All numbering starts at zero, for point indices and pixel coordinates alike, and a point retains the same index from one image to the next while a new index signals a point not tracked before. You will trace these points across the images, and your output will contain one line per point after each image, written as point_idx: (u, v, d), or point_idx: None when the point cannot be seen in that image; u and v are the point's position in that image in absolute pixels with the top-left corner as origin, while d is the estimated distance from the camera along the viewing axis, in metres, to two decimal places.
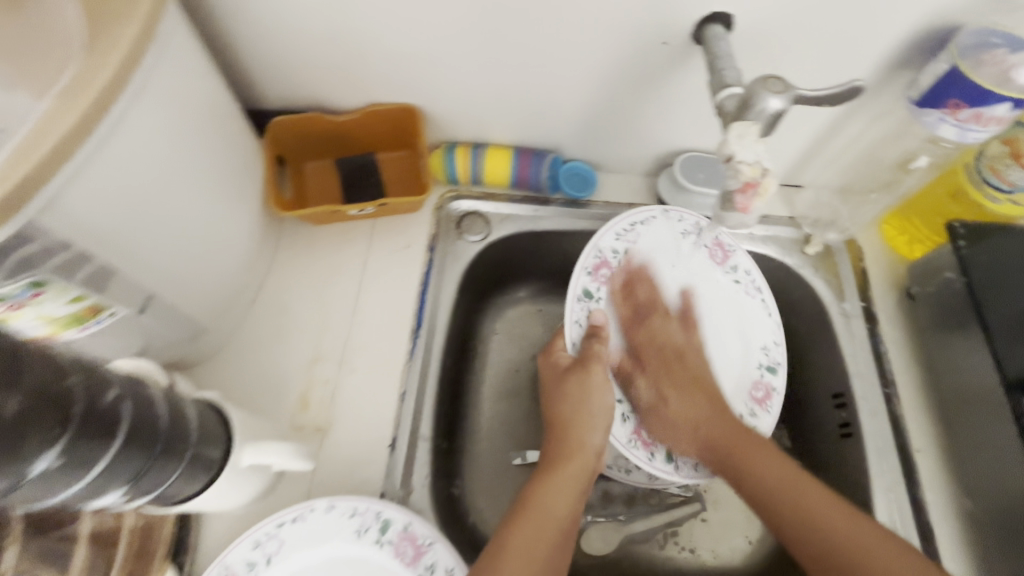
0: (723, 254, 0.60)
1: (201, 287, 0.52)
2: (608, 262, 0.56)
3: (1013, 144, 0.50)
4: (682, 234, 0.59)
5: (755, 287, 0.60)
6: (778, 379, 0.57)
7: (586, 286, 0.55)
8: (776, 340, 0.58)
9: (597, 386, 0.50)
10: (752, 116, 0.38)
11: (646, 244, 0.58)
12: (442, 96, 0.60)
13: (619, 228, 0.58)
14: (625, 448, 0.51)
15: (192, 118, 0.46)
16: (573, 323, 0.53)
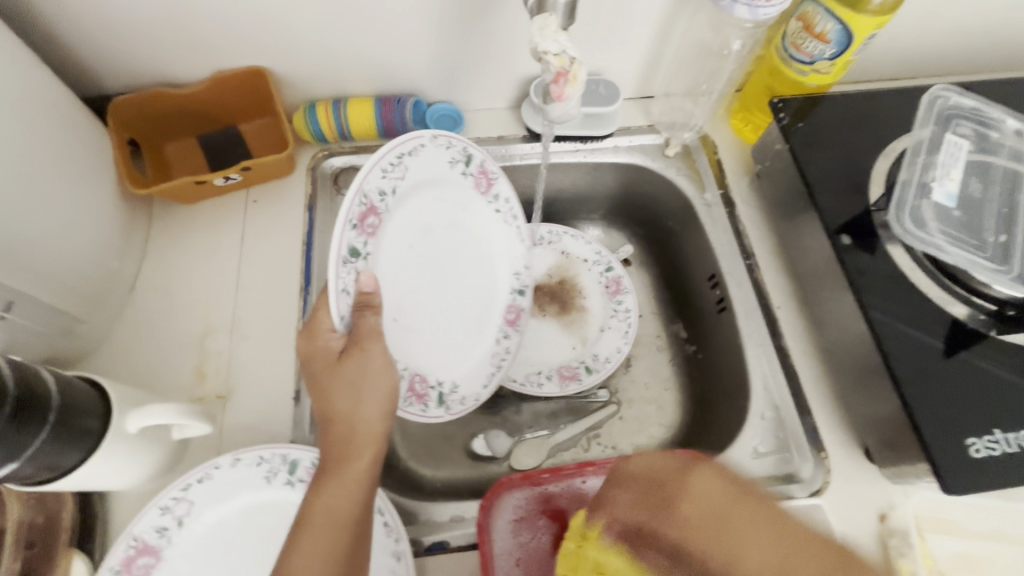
0: (487, 184, 0.60)
1: (68, 280, 0.50)
2: (374, 207, 0.48)
3: (805, 19, 0.56)
4: (449, 163, 0.55)
5: (513, 215, 0.62)
6: (526, 301, 0.62)
7: (352, 243, 0.46)
8: (527, 264, 0.63)
9: (376, 364, 0.43)
10: (549, 8, 0.41)
11: (413, 178, 0.52)
12: (288, 53, 0.60)
13: (386, 163, 0.49)
14: (399, 408, 0.51)
15: (4, 96, 0.44)
16: (340, 293, 0.44)
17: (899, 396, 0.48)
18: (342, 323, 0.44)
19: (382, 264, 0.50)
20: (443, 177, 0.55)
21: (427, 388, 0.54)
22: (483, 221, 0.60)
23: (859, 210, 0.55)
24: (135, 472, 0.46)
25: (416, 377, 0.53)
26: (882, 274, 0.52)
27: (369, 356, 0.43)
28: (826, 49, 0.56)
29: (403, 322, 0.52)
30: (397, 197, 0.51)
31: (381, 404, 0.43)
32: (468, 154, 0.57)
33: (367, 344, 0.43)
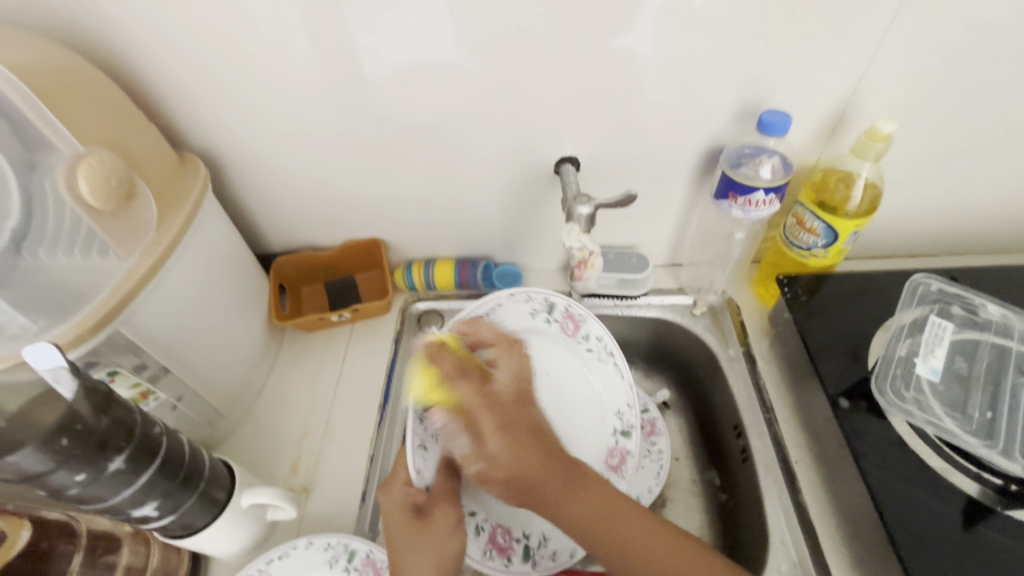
0: (575, 326, 0.71)
1: (220, 382, 0.69)
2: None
3: (798, 216, 0.69)
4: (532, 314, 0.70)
5: (608, 352, 0.71)
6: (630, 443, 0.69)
7: (427, 402, 0.61)
8: (628, 404, 0.70)
9: (442, 533, 0.52)
10: (575, 219, 0.58)
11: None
12: (399, 229, 0.84)
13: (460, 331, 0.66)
14: (480, 561, 0.59)
15: (220, 260, 0.67)
16: (416, 450, 0.57)
17: (900, 560, 0.50)
18: (417, 478, 0.56)
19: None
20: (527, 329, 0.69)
21: (511, 541, 0.62)
22: (572, 364, 0.71)
23: (857, 377, 0.62)
24: (237, 540, 0.59)
25: (498, 528, 0.63)
26: (881, 439, 0.57)
27: (437, 517, 0.53)
28: (818, 240, 0.68)
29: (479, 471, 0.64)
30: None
31: (434, 560, 0.50)
32: (550, 304, 0.71)
33: (441, 505, 0.54)
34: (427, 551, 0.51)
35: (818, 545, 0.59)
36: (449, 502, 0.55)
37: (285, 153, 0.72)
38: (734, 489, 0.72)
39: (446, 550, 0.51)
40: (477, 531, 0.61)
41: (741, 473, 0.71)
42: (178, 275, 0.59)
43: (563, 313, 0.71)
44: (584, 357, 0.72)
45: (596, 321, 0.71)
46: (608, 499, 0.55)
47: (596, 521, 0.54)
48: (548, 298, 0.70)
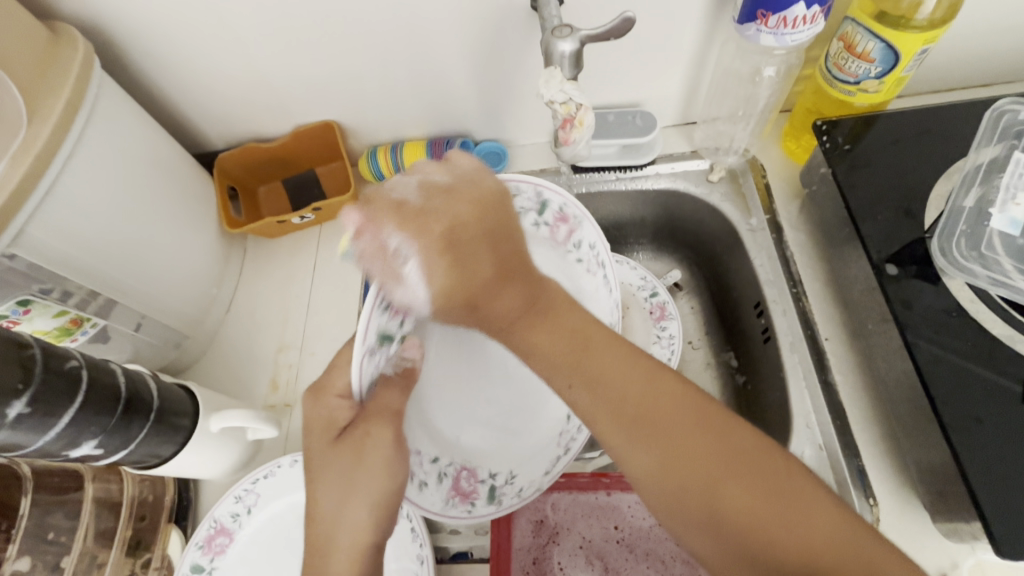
0: (567, 232, 0.56)
1: (176, 302, 0.62)
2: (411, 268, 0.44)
3: (846, 39, 0.53)
4: None
5: (598, 263, 0.57)
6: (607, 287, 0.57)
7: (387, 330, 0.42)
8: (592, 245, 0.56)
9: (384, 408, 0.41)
10: (555, 62, 0.45)
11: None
12: (354, 109, 0.70)
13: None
14: (441, 514, 0.47)
15: (137, 159, 0.56)
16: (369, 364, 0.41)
17: (946, 439, 0.44)
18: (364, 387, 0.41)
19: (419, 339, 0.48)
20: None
21: (476, 484, 0.50)
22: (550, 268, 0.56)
23: (908, 240, 0.51)
24: (217, 463, 0.55)
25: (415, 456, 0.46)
26: (934, 308, 0.48)
27: (371, 435, 0.40)
28: (871, 68, 0.53)
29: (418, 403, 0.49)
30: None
31: (380, 504, 0.39)
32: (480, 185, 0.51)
33: (378, 417, 0.41)
34: (360, 496, 0.39)
35: (847, 426, 0.53)
36: (404, 393, 0.42)
37: (187, 21, 0.57)
38: (753, 370, 0.66)
39: (391, 483, 0.40)
40: (438, 479, 0.48)
41: (761, 353, 0.64)
42: (77, 178, 0.49)
43: (556, 214, 0.54)
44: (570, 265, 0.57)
45: (594, 224, 0.55)
46: (587, 323, 0.42)
47: (567, 349, 0.40)
48: (541, 191, 0.52)
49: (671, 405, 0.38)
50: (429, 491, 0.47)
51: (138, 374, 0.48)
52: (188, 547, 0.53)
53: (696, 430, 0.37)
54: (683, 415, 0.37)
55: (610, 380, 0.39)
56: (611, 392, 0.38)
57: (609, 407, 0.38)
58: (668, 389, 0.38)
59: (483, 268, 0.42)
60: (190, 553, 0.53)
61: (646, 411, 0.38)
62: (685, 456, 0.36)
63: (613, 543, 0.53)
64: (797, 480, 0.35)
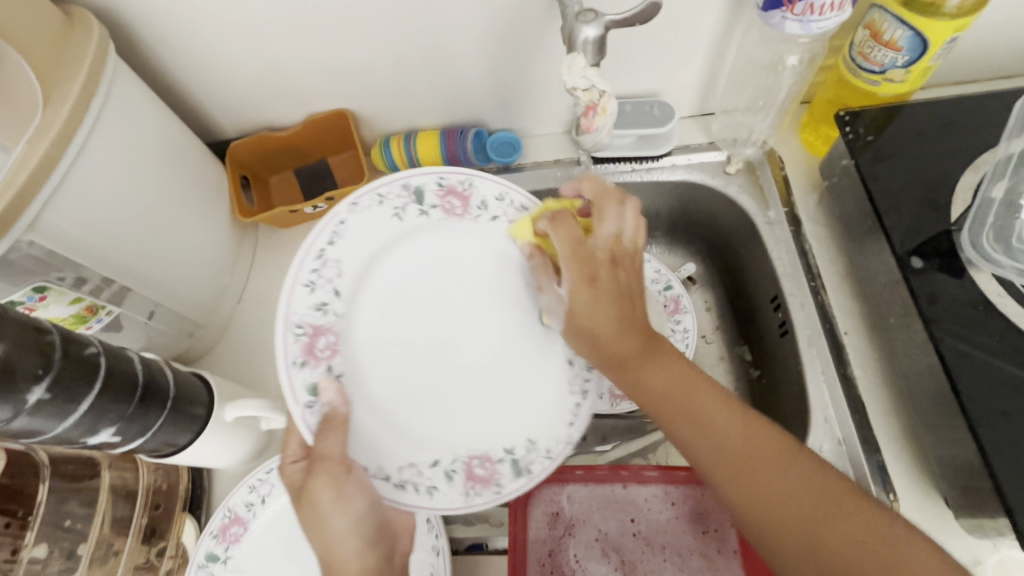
0: (462, 199, 0.54)
1: (190, 291, 0.61)
2: (318, 327, 0.47)
3: (872, 27, 0.52)
4: (394, 215, 0.52)
5: (516, 209, 0.55)
6: (592, 294, 0.54)
7: (307, 381, 0.45)
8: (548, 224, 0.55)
9: (328, 459, 0.42)
10: (579, 48, 0.43)
11: (351, 266, 0.49)
12: (368, 97, 0.69)
13: (308, 275, 0.47)
14: (466, 507, 0.46)
15: (151, 146, 0.56)
16: (305, 409, 0.44)
17: (972, 436, 0.43)
18: (309, 434, 0.44)
19: (362, 369, 0.48)
20: (389, 234, 0.51)
21: (494, 466, 0.48)
22: (475, 241, 0.55)
23: (933, 232, 0.50)
24: (231, 452, 0.55)
25: (410, 469, 0.47)
26: (961, 302, 0.47)
27: (315, 487, 0.41)
28: (898, 57, 0.52)
29: (398, 423, 0.48)
30: (343, 297, 0.48)
31: (363, 535, 0.42)
32: (416, 190, 0.53)
33: (320, 468, 0.42)
34: (340, 540, 0.42)
35: (866, 421, 0.53)
36: (343, 433, 0.43)
37: (202, 6, 0.56)
38: (769, 364, 0.65)
39: (353, 514, 0.42)
40: (448, 479, 0.47)
41: (777, 347, 0.64)
42: (92, 164, 0.48)
43: (438, 191, 0.54)
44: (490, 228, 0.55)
45: (484, 178, 0.55)
46: (683, 382, 0.46)
47: (676, 385, 0.46)
48: (406, 182, 0.53)
49: (781, 454, 0.42)
50: (441, 494, 0.46)
51: (155, 361, 0.48)
52: (203, 536, 0.53)
53: (788, 477, 0.42)
54: (789, 467, 0.42)
55: (705, 420, 0.44)
56: (706, 433, 0.44)
57: (701, 445, 0.44)
58: (771, 437, 0.43)
59: (605, 322, 0.47)
60: (205, 542, 0.53)
61: (751, 460, 0.42)
62: (779, 501, 0.41)
63: (630, 536, 0.53)
64: (884, 525, 0.39)
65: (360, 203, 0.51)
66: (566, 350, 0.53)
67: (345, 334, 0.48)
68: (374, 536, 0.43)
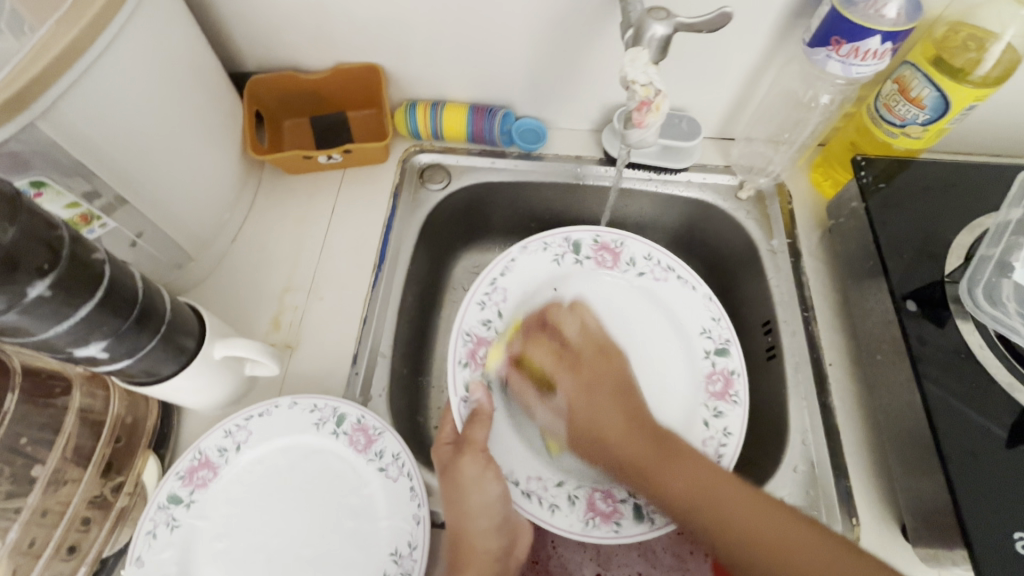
0: (614, 255, 0.65)
1: (194, 219, 0.59)
2: (481, 338, 0.60)
3: (901, 82, 0.55)
4: (555, 260, 0.65)
5: (663, 268, 0.64)
6: (731, 361, 0.59)
7: (465, 379, 0.57)
8: (715, 317, 0.61)
9: (474, 451, 0.51)
10: (644, 43, 0.45)
11: (513, 294, 0.63)
12: (404, 56, 0.68)
13: (481, 296, 0.62)
14: (583, 533, 0.51)
15: (180, 60, 0.53)
16: (460, 402, 0.55)
17: (943, 470, 0.46)
18: (461, 423, 0.54)
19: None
20: (549, 273, 0.64)
21: (614, 505, 0.53)
22: (625, 292, 0.64)
23: (929, 280, 0.54)
24: (211, 392, 0.52)
25: (536, 481, 0.54)
26: (944, 349, 0.51)
27: (462, 466, 0.50)
28: (920, 114, 0.56)
29: (525, 437, 0.57)
30: (504, 318, 0.62)
31: (491, 518, 0.49)
32: (573, 242, 0.65)
33: (467, 451, 0.51)
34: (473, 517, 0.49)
35: (839, 447, 0.56)
36: (486, 426, 0.52)
37: None
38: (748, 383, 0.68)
39: (486, 494, 0.50)
40: (569, 502, 0.53)
41: (760, 369, 0.66)
42: (118, 65, 0.46)
43: (593, 246, 0.65)
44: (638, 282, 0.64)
45: (636, 239, 0.64)
46: (704, 474, 0.44)
47: (699, 485, 0.43)
48: (568, 236, 0.65)
49: (695, 465, 0.44)
50: (561, 513, 0.52)
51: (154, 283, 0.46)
52: (167, 476, 0.50)
53: (777, 525, 0.41)
54: (773, 532, 0.41)
55: (722, 514, 0.42)
56: (719, 525, 0.42)
57: (729, 550, 0.41)
58: (779, 522, 0.41)
59: (611, 417, 0.47)
60: (169, 483, 0.50)
61: (781, 551, 0.40)
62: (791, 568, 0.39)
63: None
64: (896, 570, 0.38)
65: (528, 247, 0.65)
66: (697, 407, 0.58)
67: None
68: (500, 524, 0.49)
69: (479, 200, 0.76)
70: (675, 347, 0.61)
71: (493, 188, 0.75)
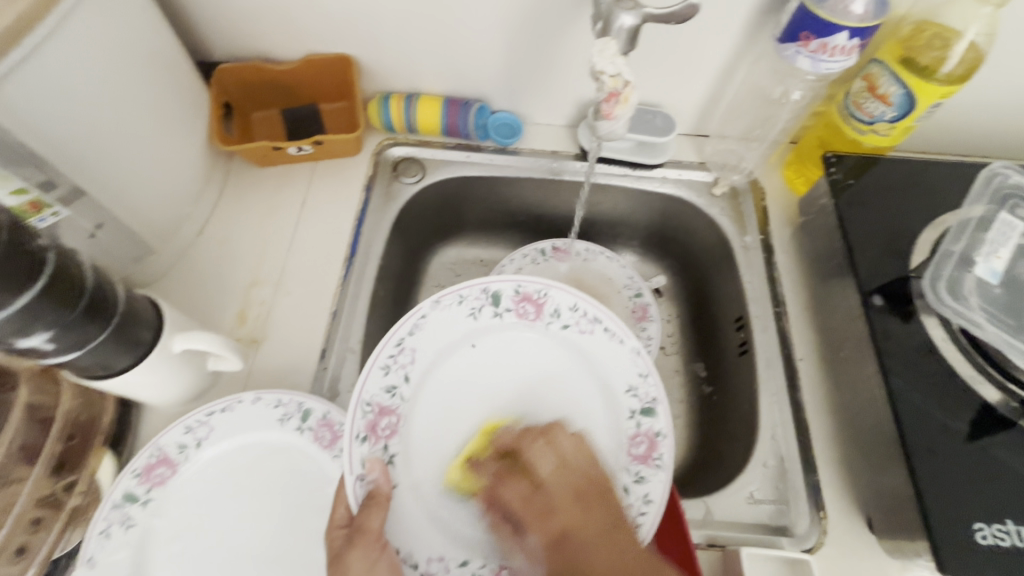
0: (537, 307, 0.56)
1: (156, 211, 0.57)
2: (384, 407, 0.51)
3: (869, 79, 0.56)
4: (471, 314, 0.55)
5: (590, 319, 0.55)
6: (657, 423, 0.51)
7: (362, 457, 0.47)
8: (640, 373, 0.53)
9: (361, 550, 0.42)
10: (612, 33, 0.45)
11: (424, 356, 0.53)
12: (376, 47, 0.66)
13: (386, 359, 0.51)
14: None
15: (139, 45, 0.51)
16: (353, 481, 0.46)
17: (906, 461, 0.47)
18: (354, 506, 0.45)
19: (413, 452, 0.51)
20: (464, 330, 0.55)
21: None
22: (550, 346, 0.56)
23: (895, 275, 0.55)
24: (170, 388, 0.51)
25: (438, 562, 0.48)
26: (909, 343, 0.51)
27: (347, 560, 0.41)
28: (887, 111, 0.56)
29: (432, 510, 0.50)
30: (411, 383, 0.52)
31: None
32: (492, 293, 0.55)
33: (357, 542, 0.42)
34: None
35: (807, 440, 0.56)
36: (384, 509, 0.44)
37: None
38: (722, 379, 0.68)
39: None
40: None
41: (733, 364, 0.67)
42: (69, 47, 0.44)
43: (514, 298, 0.55)
44: (563, 337, 0.55)
45: (560, 288, 0.55)
46: None
47: None
48: (486, 286, 0.55)
49: None
50: None
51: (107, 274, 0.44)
52: (122, 474, 0.48)
53: None
54: None
55: None
56: None
57: None
58: None
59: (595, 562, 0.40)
60: (125, 480, 0.48)
61: None
62: None
63: None
64: None
65: (441, 300, 0.54)
66: (617, 471, 0.51)
67: (406, 417, 0.52)
68: None
69: (454, 194, 0.76)
70: (598, 409, 0.53)
71: (468, 182, 0.75)
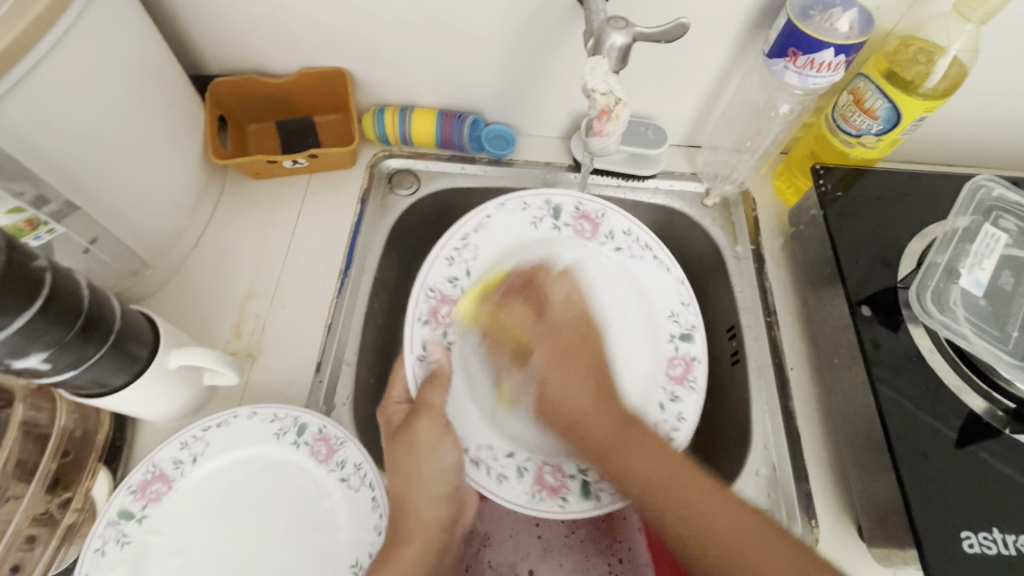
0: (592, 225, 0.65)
1: (151, 225, 0.57)
2: (445, 296, 0.60)
3: (856, 93, 0.57)
4: (530, 223, 0.64)
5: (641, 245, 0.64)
6: (694, 349, 0.61)
7: (423, 338, 0.58)
8: (684, 302, 0.62)
9: (423, 444, 0.52)
10: (604, 52, 0.45)
11: (485, 252, 0.63)
12: (371, 61, 0.67)
13: (450, 252, 0.61)
14: (528, 505, 0.53)
15: (134, 62, 0.51)
16: (415, 361, 0.56)
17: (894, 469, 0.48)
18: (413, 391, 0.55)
19: (467, 340, 0.61)
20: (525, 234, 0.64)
21: (564, 479, 0.55)
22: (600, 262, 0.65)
23: (883, 286, 0.55)
24: (165, 404, 0.51)
25: (486, 450, 0.56)
26: (897, 353, 0.52)
27: (416, 433, 0.52)
28: (873, 125, 0.57)
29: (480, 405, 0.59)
30: (471, 276, 0.62)
31: (441, 487, 0.52)
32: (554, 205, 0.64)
33: (424, 415, 0.52)
34: (426, 487, 0.51)
35: (799, 449, 0.57)
36: (445, 390, 0.54)
37: None
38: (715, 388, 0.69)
39: (440, 464, 0.53)
40: (517, 474, 0.55)
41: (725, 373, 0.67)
42: (66, 67, 0.44)
43: (574, 213, 0.65)
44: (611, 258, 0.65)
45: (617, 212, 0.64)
46: (667, 467, 0.44)
47: (666, 477, 0.44)
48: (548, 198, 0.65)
49: (688, 475, 0.44)
50: (508, 483, 0.55)
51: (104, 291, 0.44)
52: (118, 491, 0.48)
53: (749, 531, 0.41)
54: (761, 539, 0.40)
55: (733, 547, 0.40)
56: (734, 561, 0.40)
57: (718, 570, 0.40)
58: (748, 526, 0.41)
59: (583, 396, 0.49)
60: (120, 497, 0.48)
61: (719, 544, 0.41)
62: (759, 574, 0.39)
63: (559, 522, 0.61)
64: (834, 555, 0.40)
65: (506, 205, 0.64)
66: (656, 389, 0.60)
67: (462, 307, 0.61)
68: (449, 494, 0.53)
69: (448, 205, 0.76)
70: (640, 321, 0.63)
71: (462, 193, 0.75)
